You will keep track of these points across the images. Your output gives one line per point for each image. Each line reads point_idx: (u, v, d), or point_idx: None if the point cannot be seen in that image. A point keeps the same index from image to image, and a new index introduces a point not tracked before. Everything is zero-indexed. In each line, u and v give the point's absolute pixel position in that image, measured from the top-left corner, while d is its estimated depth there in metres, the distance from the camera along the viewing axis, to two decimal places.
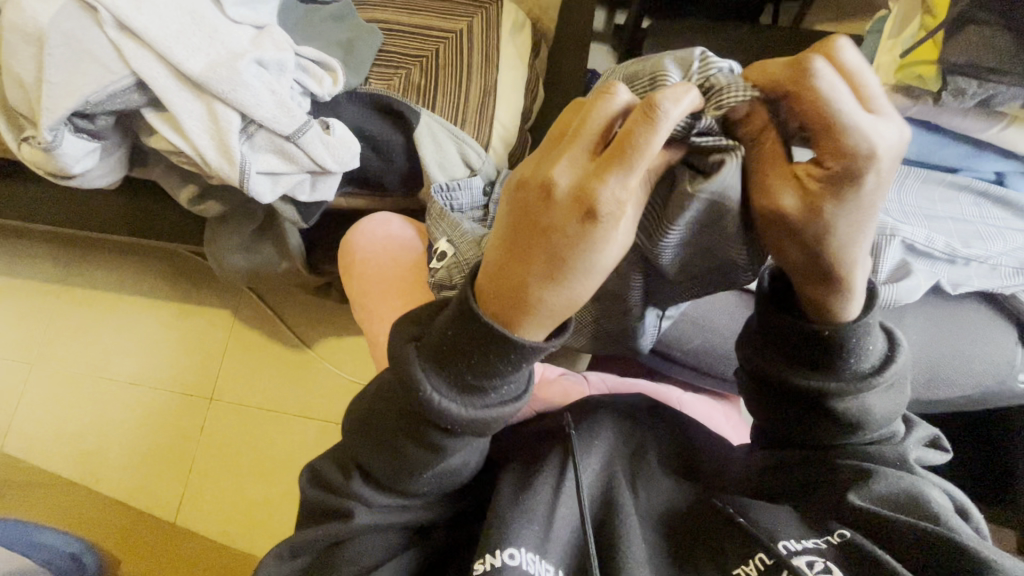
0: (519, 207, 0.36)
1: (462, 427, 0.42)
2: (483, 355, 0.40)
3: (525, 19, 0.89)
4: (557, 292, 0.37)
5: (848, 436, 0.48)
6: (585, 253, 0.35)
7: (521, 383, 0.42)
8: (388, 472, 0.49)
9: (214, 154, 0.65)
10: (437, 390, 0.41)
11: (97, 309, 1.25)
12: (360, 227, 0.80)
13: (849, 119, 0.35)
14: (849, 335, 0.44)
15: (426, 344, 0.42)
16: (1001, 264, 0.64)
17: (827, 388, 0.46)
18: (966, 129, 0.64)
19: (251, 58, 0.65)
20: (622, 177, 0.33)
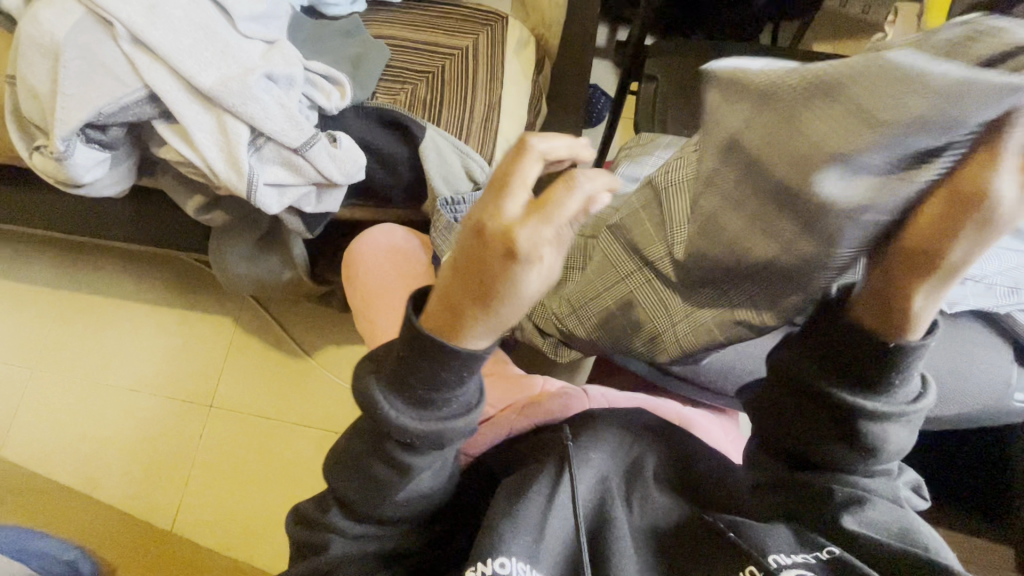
0: (460, 247, 0.37)
1: (419, 440, 0.44)
2: (431, 372, 0.41)
3: (529, 36, 0.91)
4: (495, 321, 0.38)
5: (865, 461, 0.49)
6: (512, 289, 0.36)
7: (473, 399, 0.45)
8: (362, 496, 0.50)
9: (223, 166, 0.67)
10: (393, 407, 0.43)
11: (99, 314, 1.26)
12: (363, 238, 0.81)
13: None
14: (903, 358, 0.45)
15: (386, 367, 0.44)
16: (996, 283, 0.64)
17: (866, 405, 0.48)
18: None
19: (262, 72, 0.66)
20: (540, 225, 0.34)
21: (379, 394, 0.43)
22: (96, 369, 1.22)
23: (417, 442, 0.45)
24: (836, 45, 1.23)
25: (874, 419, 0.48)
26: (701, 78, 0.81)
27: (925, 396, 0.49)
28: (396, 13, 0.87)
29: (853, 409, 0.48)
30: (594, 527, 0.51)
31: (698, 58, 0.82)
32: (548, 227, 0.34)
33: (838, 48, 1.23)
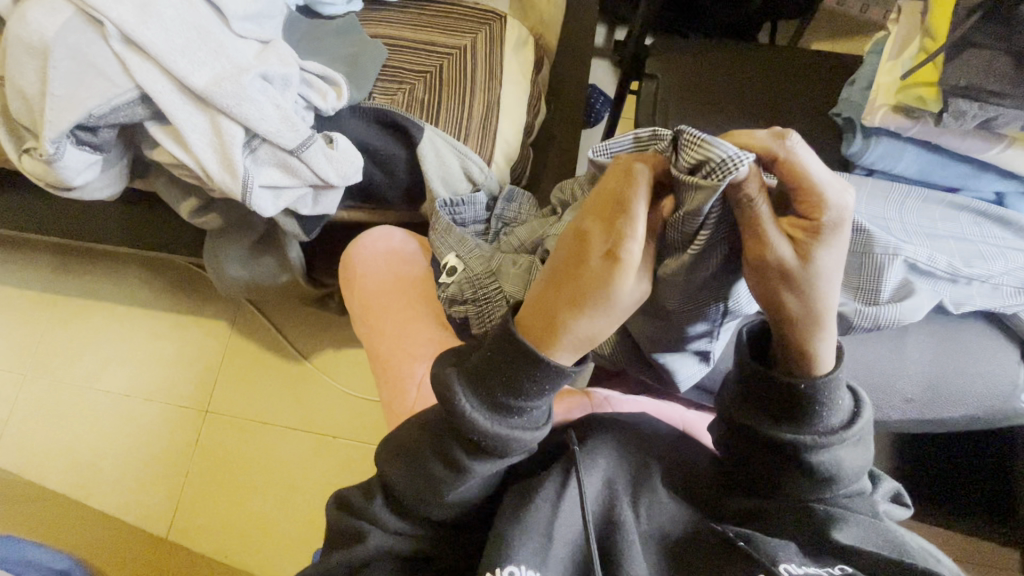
0: (561, 253, 0.45)
1: (489, 442, 0.47)
2: (513, 378, 0.46)
3: (528, 35, 0.89)
4: (588, 319, 0.44)
5: (821, 488, 0.50)
6: (606, 288, 0.43)
7: (543, 415, 0.49)
8: (414, 495, 0.51)
9: (217, 167, 0.65)
10: (471, 404, 0.47)
11: (93, 319, 1.24)
12: (361, 240, 0.80)
13: (820, 182, 0.42)
14: (820, 388, 0.48)
15: (465, 368, 0.48)
16: (1003, 283, 0.64)
17: (799, 439, 0.49)
18: (967, 150, 0.64)
19: (256, 73, 0.65)
20: (632, 225, 0.42)
21: (459, 387, 0.47)
22: (90, 374, 1.21)
23: (485, 444, 0.48)
24: (834, 44, 1.23)
25: (817, 448, 0.49)
26: (702, 77, 0.79)
27: (860, 414, 0.50)
28: (392, 12, 0.85)
29: (791, 443, 0.49)
30: (602, 533, 0.50)
31: (698, 57, 0.81)
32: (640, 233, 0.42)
33: (836, 47, 1.23)
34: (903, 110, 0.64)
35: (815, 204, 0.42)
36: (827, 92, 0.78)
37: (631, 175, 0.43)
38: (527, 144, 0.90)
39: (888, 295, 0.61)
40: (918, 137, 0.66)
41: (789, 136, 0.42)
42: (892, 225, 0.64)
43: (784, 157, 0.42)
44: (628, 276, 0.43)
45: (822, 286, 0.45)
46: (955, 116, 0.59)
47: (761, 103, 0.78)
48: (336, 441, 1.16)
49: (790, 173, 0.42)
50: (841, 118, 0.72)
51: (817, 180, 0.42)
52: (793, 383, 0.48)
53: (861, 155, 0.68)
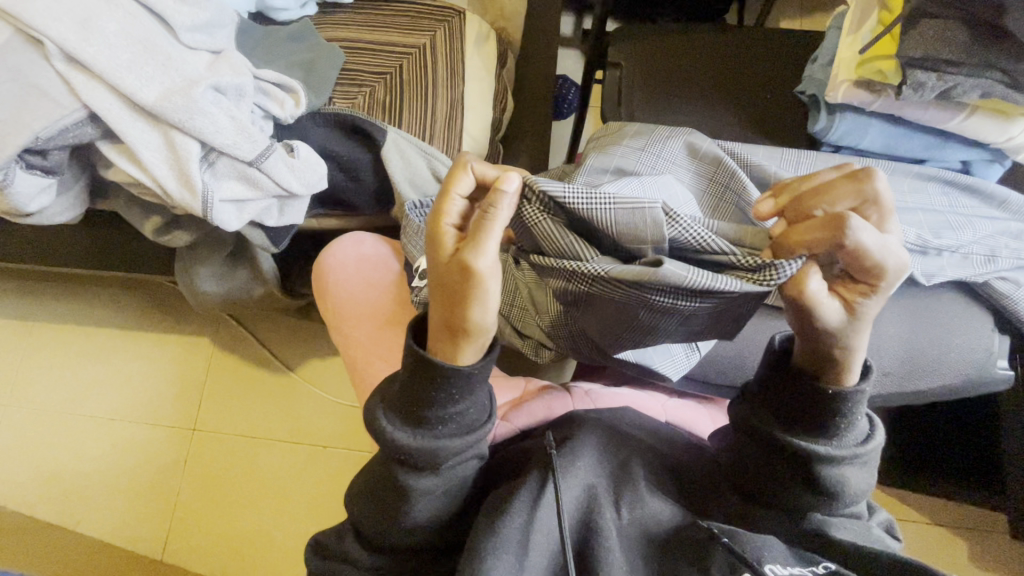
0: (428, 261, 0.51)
1: (418, 457, 0.50)
2: (420, 389, 0.49)
3: (490, 29, 0.87)
4: (441, 309, 0.47)
5: (825, 503, 0.51)
6: (434, 272, 0.47)
7: (478, 417, 0.51)
8: (379, 526, 0.53)
9: (175, 184, 0.64)
10: (391, 423, 0.50)
11: (71, 344, 1.22)
12: (331, 248, 0.78)
13: (880, 251, 0.44)
14: (843, 404, 0.50)
15: (389, 397, 0.51)
16: (973, 252, 0.64)
17: (816, 450, 0.50)
18: (929, 121, 0.64)
19: (208, 84, 0.63)
20: (441, 206, 0.47)
21: (381, 412, 0.50)
22: (72, 400, 1.19)
23: (417, 461, 0.50)
24: (801, 22, 1.22)
25: (830, 463, 0.50)
26: (667, 62, 0.79)
27: (872, 436, 0.52)
28: (349, 13, 0.83)
29: (806, 453, 0.50)
30: (580, 536, 0.50)
31: (662, 42, 0.80)
32: (455, 215, 0.47)
33: (803, 24, 1.22)
34: (865, 85, 0.64)
35: (874, 272, 0.45)
36: (793, 70, 0.78)
37: (457, 165, 0.46)
38: (496, 140, 0.89)
39: None
40: (880, 110, 0.66)
41: (850, 222, 0.42)
42: None
43: (847, 242, 0.43)
44: (441, 253, 0.46)
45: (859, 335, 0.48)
46: (914, 87, 0.58)
47: (726, 86, 0.77)
48: (326, 451, 1.15)
49: (853, 252, 0.44)
50: (805, 96, 0.72)
51: (878, 255, 0.44)
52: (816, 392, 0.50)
53: (826, 133, 0.68)
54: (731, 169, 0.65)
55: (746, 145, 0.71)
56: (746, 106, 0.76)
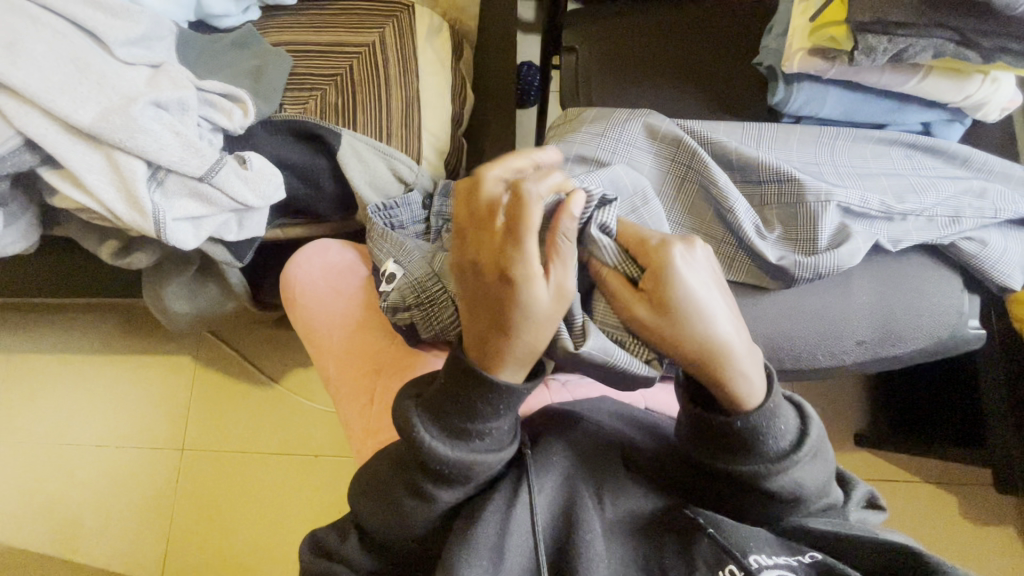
0: (477, 289, 0.46)
1: (451, 468, 0.48)
2: (466, 401, 0.47)
3: (442, 21, 0.85)
4: (520, 341, 0.46)
5: (787, 506, 0.50)
6: (517, 308, 0.45)
7: (508, 432, 0.50)
8: (383, 528, 0.52)
9: (124, 207, 0.62)
10: (430, 433, 0.48)
11: (48, 373, 1.19)
12: (295, 259, 0.77)
13: (647, 236, 0.51)
14: (757, 422, 0.48)
15: (425, 401, 0.49)
16: (937, 214, 0.63)
17: (755, 470, 0.49)
18: (886, 85, 0.64)
19: (147, 101, 0.62)
20: (524, 240, 0.44)
21: (417, 419, 0.48)
22: (55, 431, 1.16)
23: (449, 472, 0.48)
24: None
25: (773, 476, 0.49)
26: (623, 43, 0.77)
27: (807, 431, 0.50)
28: (294, 15, 0.81)
29: (749, 474, 0.49)
30: (559, 535, 0.50)
31: (617, 23, 0.78)
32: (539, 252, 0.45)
33: None
34: (820, 52, 0.63)
35: (642, 254, 0.51)
36: (752, 42, 0.76)
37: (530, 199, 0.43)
38: (459, 135, 0.87)
39: (826, 242, 0.61)
40: (837, 78, 0.65)
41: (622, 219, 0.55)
42: (825, 171, 0.64)
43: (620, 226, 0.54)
44: (529, 288, 0.44)
45: (716, 352, 0.48)
46: (866, 52, 0.58)
47: (685, 64, 0.76)
48: (317, 461, 1.14)
49: (626, 235, 0.53)
50: (763, 67, 0.71)
51: (637, 236, 0.52)
52: (722, 424, 0.49)
53: (785, 104, 0.67)
54: (692, 148, 0.64)
55: (707, 122, 0.70)
56: (706, 83, 0.75)
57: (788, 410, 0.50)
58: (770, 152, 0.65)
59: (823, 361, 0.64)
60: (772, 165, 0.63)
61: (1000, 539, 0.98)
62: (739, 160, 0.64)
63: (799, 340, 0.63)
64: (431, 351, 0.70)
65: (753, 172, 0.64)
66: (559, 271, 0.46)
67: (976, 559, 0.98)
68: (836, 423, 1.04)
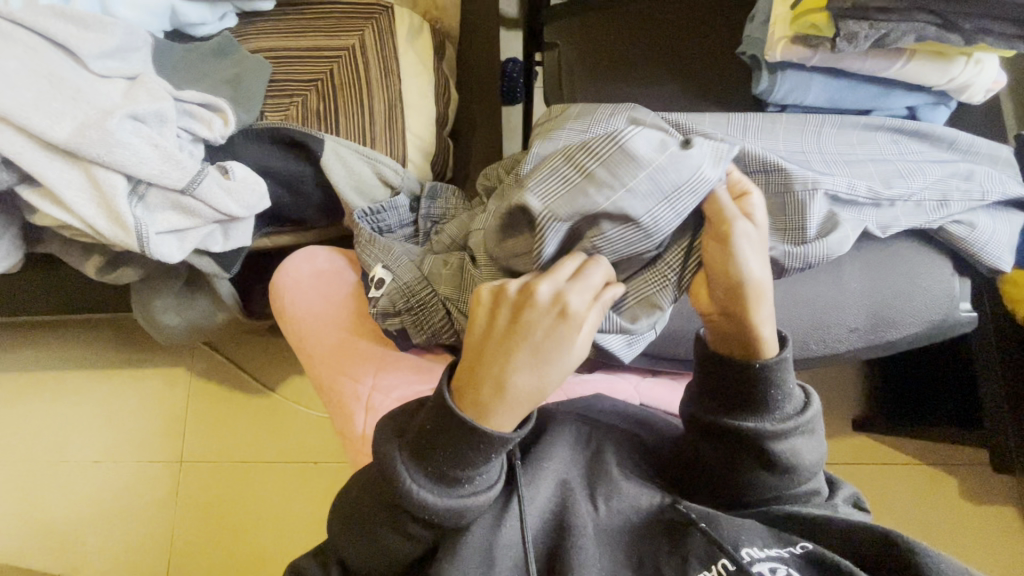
0: (508, 315, 0.48)
1: (441, 515, 0.47)
2: (452, 445, 0.46)
3: (423, 21, 0.84)
4: (528, 376, 0.46)
5: (784, 480, 0.52)
6: (561, 348, 0.46)
7: (493, 475, 0.49)
8: (368, 562, 0.52)
9: (105, 223, 0.61)
10: (415, 479, 0.47)
11: (40, 390, 1.18)
12: (283, 269, 0.76)
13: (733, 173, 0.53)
14: (771, 371, 0.51)
15: (408, 443, 0.48)
16: (925, 199, 0.63)
17: (762, 429, 0.51)
18: (870, 71, 0.63)
19: (124, 114, 0.61)
20: (580, 287, 0.48)
21: (403, 467, 0.47)
22: (51, 449, 1.15)
23: (437, 518, 0.47)
24: None
25: (777, 438, 0.51)
26: (606, 38, 0.76)
27: (809, 404, 0.53)
28: (272, 20, 0.80)
29: (755, 433, 0.51)
30: (554, 535, 0.50)
31: (599, 17, 0.77)
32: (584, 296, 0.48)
33: None
34: (801, 40, 0.62)
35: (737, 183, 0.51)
36: (735, 32, 0.76)
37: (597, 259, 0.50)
38: (445, 135, 0.86)
39: (815, 231, 0.60)
40: (821, 65, 0.65)
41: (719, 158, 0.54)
42: (812, 159, 0.64)
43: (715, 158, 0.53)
44: (572, 333, 0.47)
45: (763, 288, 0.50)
46: (848, 39, 0.57)
47: (669, 57, 0.75)
48: (316, 469, 1.14)
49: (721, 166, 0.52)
50: (746, 58, 0.69)
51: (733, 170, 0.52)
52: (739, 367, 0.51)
53: (771, 93, 0.66)
54: None
55: (693, 114, 0.69)
56: (690, 75, 0.74)
57: (792, 381, 0.53)
58: (757, 142, 0.65)
59: (816, 350, 0.64)
60: (759, 156, 0.61)
61: (1001, 519, 0.99)
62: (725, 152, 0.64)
63: (792, 330, 0.63)
64: (421, 356, 0.70)
65: (739, 162, 0.62)
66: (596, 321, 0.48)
67: (977, 540, 0.98)
68: (835, 409, 1.04)
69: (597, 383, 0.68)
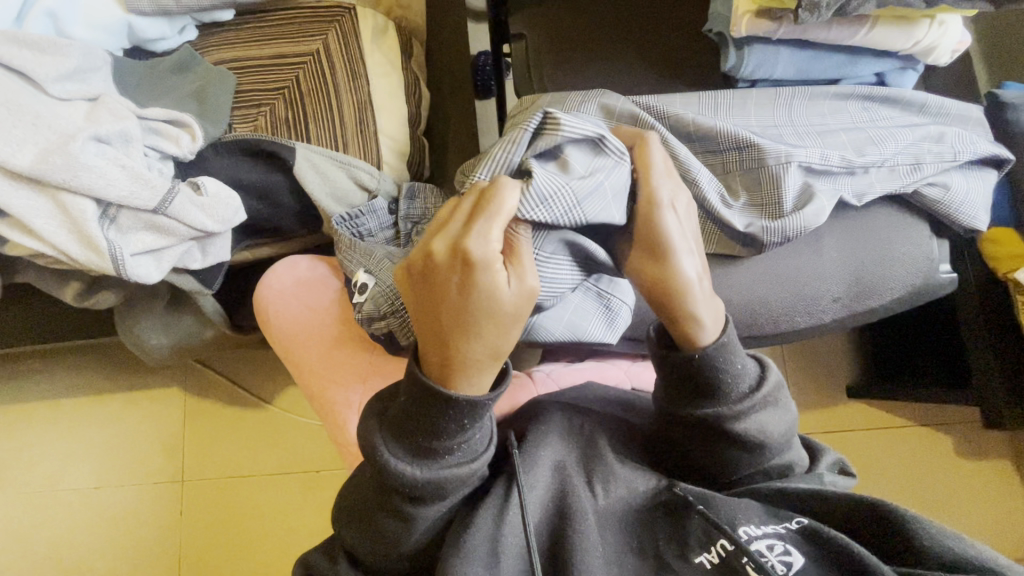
0: (423, 283, 0.46)
1: (426, 487, 0.48)
2: (425, 414, 0.47)
3: (386, 19, 0.83)
4: (477, 333, 0.45)
5: (754, 456, 0.52)
6: (489, 295, 0.44)
7: (479, 443, 0.49)
8: (368, 550, 0.52)
9: (77, 248, 0.61)
10: (396, 455, 0.48)
11: (30, 422, 1.17)
12: (266, 279, 0.75)
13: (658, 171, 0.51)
14: (716, 357, 0.50)
15: (387, 420, 0.49)
16: (898, 163, 0.63)
17: (720, 413, 0.51)
18: (835, 40, 0.63)
19: (87, 136, 0.60)
20: (482, 234, 0.44)
21: (382, 442, 0.48)
22: (49, 478, 1.14)
23: (421, 493, 0.48)
24: None
25: (738, 419, 0.51)
26: (571, 25, 0.76)
27: (767, 377, 0.53)
28: (232, 30, 0.78)
29: (716, 417, 0.51)
30: (557, 524, 0.50)
31: (563, 4, 0.77)
32: (494, 237, 0.44)
33: None
34: (765, 13, 0.62)
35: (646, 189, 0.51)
36: (699, 9, 0.75)
37: (492, 188, 0.45)
38: (420, 135, 0.85)
39: (791, 204, 0.60)
40: (786, 37, 0.64)
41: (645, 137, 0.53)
42: (784, 133, 0.64)
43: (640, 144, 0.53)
44: (493, 278, 0.44)
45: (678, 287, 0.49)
46: (811, 10, 0.57)
47: (636, 40, 0.75)
48: (320, 477, 1.14)
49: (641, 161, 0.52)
50: (713, 34, 0.69)
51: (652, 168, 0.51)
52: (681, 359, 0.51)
53: (739, 69, 0.66)
54: (649, 124, 0.63)
55: (664, 95, 0.68)
56: (659, 57, 0.74)
57: (747, 357, 0.53)
58: (729, 119, 0.65)
59: (801, 322, 0.65)
60: (729, 132, 0.62)
61: (996, 472, 1.01)
62: (697, 131, 0.63)
63: (775, 305, 0.63)
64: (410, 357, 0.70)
65: (711, 141, 0.63)
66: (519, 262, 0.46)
67: (973, 493, 1.00)
68: (829, 378, 1.05)
69: (589, 371, 0.68)
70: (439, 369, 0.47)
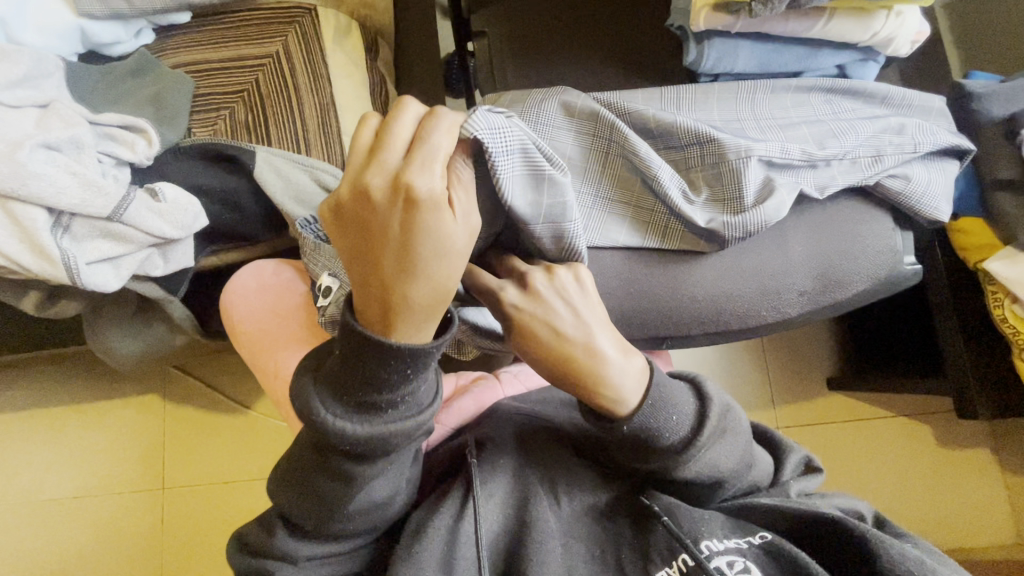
0: (356, 220, 0.41)
1: (366, 445, 0.45)
2: (358, 365, 0.42)
3: (349, 19, 0.82)
4: (418, 274, 0.40)
5: (713, 488, 0.51)
6: (429, 235, 0.40)
7: (421, 399, 0.45)
8: (311, 514, 0.51)
9: (30, 257, 0.60)
10: (331, 411, 0.44)
11: (5, 433, 1.15)
12: (231, 283, 0.74)
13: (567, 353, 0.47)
14: (646, 420, 0.46)
15: (321, 375, 0.45)
16: (860, 155, 0.63)
17: (664, 467, 0.49)
18: (793, 32, 0.63)
19: (35, 144, 0.59)
20: (423, 170, 0.39)
21: (315, 396, 0.44)
22: (27, 489, 1.13)
23: (364, 451, 0.45)
24: None
25: (684, 466, 0.48)
26: (534, 22, 0.75)
27: (707, 412, 0.49)
28: (191, 33, 0.77)
29: (661, 470, 0.49)
30: (514, 529, 0.50)
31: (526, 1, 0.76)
32: (433, 172, 0.39)
33: None
34: (723, 7, 0.61)
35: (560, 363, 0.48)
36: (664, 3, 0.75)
37: (429, 115, 0.40)
38: None
39: (752, 198, 0.60)
40: (746, 31, 0.64)
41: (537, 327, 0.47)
42: (746, 127, 0.64)
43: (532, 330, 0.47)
44: (437, 214, 0.40)
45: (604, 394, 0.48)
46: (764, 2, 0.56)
47: (599, 36, 0.74)
48: None
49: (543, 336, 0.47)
50: (675, 28, 0.68)
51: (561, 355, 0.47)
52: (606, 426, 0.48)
53: (700, 63, 0.66)
54: (610, 121, 0.62)
55: (627, 91, 0.68)
56: (625, 53, 0.73)
57: (681, 398, 0.48)
58: (690, 114, 0.65)
59: (768, 318, 0.64)
60: (689, 128, 0.61)
61: (976, 460, 1.01)
62: (658, 127, 0.63)
63: (742, 300, 0.63)
64: None
65: (671, 136, 0.62)
66: (461, 195, 0.42)
67: (953, 482, 1.00)
68: (810, 371, 1.05)
69: None
70: (376, 316, 0.42)
